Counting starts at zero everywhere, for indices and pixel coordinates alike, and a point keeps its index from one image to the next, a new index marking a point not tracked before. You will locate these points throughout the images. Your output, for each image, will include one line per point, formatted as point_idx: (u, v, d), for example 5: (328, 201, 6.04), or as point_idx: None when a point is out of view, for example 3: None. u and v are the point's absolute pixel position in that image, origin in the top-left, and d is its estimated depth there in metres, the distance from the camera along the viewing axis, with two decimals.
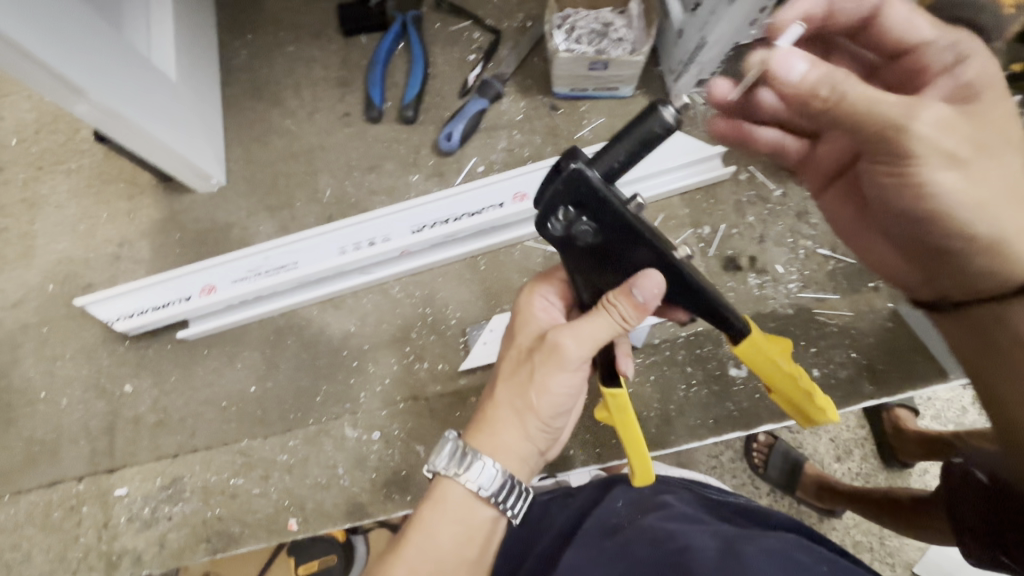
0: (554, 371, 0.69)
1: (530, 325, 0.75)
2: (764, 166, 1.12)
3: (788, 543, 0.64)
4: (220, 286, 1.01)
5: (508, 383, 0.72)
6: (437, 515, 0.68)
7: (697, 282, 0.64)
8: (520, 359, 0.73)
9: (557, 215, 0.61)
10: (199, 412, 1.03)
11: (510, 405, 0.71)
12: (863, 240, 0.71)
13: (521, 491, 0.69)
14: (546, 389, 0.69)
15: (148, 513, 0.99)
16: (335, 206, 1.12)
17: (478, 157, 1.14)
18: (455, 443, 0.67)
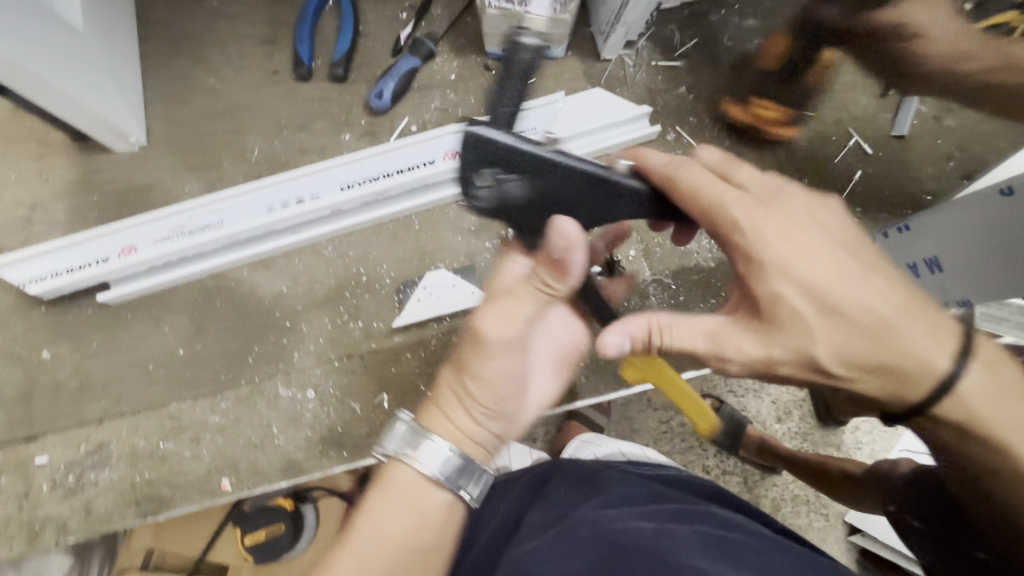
0: (513, 356, 0.69)
1: (497, 321, 0.67)
2: (689, 127, 1.16)
3: (713, 523, 0.75)
4: (140, 247, 0.98)
5: (454, 365, 0.70)
6: (383, 504, 0.66)
7: (635, 204, 0.65)
8: (472, 350, 0.68)
9: (477, 180, 0.60)
10: (124, 375, 1.00)
11: (457, 397, 0.69)
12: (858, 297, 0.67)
13: (479, 474, 0.68)
14: (503, 371, 0.69)
15: (73, 480, 0.96)
16: (264, 165, 1.10)
17: (412, 116, 1.14)
18: (408, 424, 0.67)
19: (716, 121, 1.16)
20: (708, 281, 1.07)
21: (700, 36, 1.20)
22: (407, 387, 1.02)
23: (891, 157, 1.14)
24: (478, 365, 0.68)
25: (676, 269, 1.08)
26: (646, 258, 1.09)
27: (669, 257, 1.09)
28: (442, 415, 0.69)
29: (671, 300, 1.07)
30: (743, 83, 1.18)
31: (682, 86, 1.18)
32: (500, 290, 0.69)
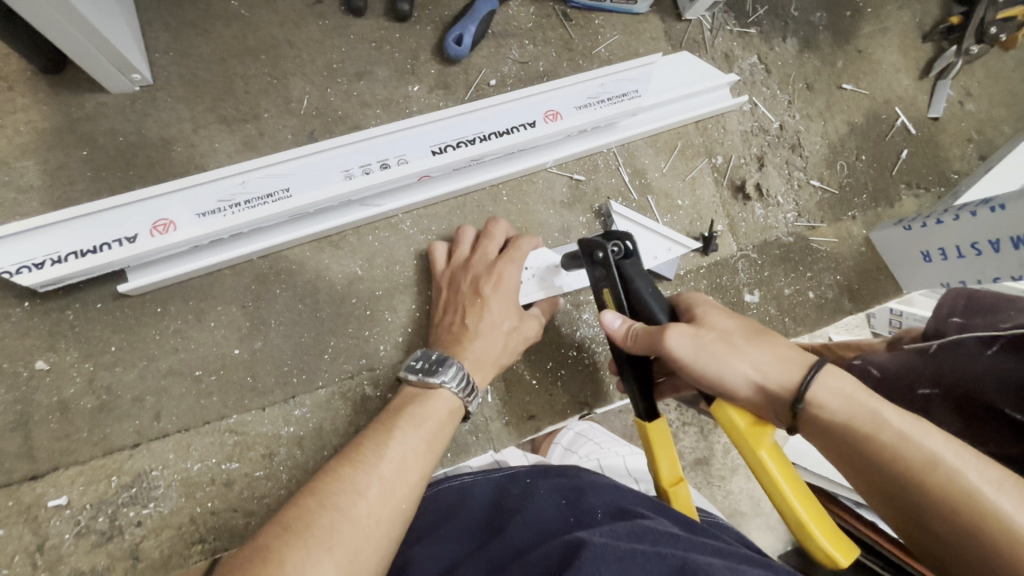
0: (529, 320, 0.87)
1: (507, 269, 0.85)
2: (764, 98, 1.14)
3: (711, 550, 0.58)
4: (178, 222, 0.76)
5: (475, 330, 0.82)
6: (424, 422, 0.72)
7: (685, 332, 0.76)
8: (508, 312, 0.84)
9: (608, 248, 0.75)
10: (162, 386, 0.79)
11: (478, 352, 0.80)
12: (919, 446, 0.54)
13: (473, 393, 0.78)
14: (524, 334, 0.85)
15: (107, 523, 0.76)
16: (316, 119, 0.90)
17: (489, 69, 0.99)
18: (436, 352, 0.79)
19: (786, 94, 1.16)
20: (786, 255, 1.10)
21: (770, 3, 1.17)
22: (510, 376, 0.93)
23: (925, 137, 1.23)
24: (500, 309, 0.83)
25: (759, 243, 1.09)
26: (732, 232, 1.08)
27: (752, 231, 1.09)
28: (472, 351, 0.80)
29: (758, 275, 1.08)
30: (808, 57, 1.18)
31: (755, 55, 1.15)
32: (508, 269, 0.85)
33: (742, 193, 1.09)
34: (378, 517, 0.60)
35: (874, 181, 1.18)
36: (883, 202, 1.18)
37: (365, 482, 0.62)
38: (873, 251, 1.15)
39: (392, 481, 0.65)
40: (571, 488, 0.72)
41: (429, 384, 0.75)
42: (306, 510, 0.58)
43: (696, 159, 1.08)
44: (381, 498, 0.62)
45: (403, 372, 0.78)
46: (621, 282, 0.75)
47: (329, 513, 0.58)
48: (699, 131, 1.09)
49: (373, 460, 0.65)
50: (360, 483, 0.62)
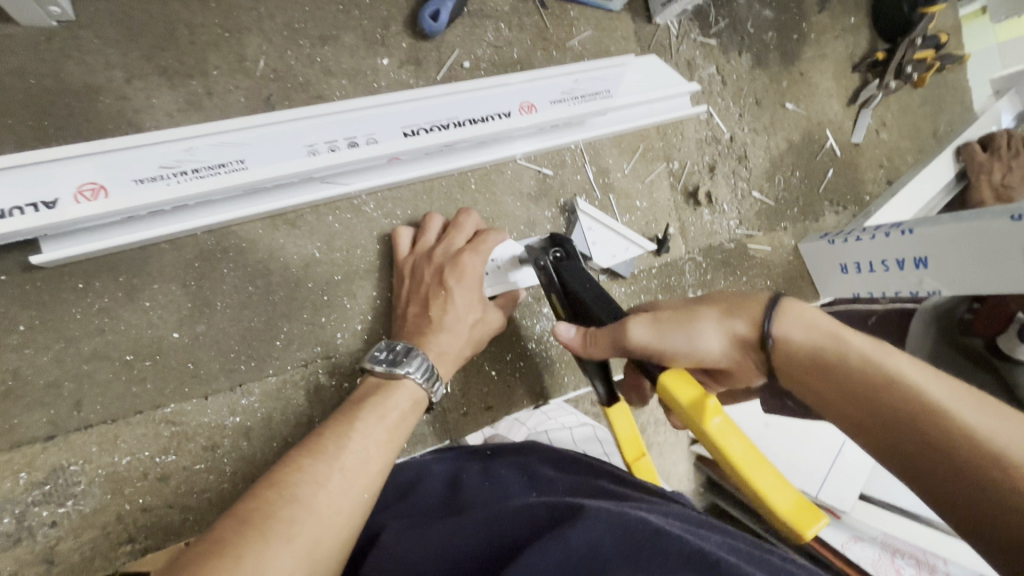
0: (488, 310, 0.85)
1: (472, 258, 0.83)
2: (718, 109, 1.21)
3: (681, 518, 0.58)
4: (110, 187, 0.67)
5: (435, 322, 0.79)
6: (387, 414, 0.67)
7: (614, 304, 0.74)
8: (468, 304, 0.81)
9: (551, 250, 0.82)
10: (84, 371, 0.70)
11: (440, 346, 0.77)
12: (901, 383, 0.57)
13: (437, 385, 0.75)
14: (483, 326, 0.84)
15: (15, 524, 0.67)
16: (273, 83, 0.81)
17: (463, 50, 0.95)
18: (397, 346, 0.74)
19: (737, 107, 1.23)
20: (727, 259, 1.18)
21: (730, 17, 1.23)
22: (469, 366, 0.93)
23: (847, 160, 1.37)
24: (463, 301, 0.81)
25: (705, 247, 1.16)
26: (682, 235, 1.14)
27: (700, 235, 1.16)
28: (432, 346, 0.77)
29: (701, 277, 1.15)
30: (759, 74, 1.26)
31: (714, 66, 1.20)
32: (471, 260, 0.82)
33: (694, 198, 1.15)
34: (341, 506, 0.56)
35: (804, 197, 1.30)
36: (810, 216, 1.30)
37: (331, 468, 0.58)
38: (798, 259, 1.27)
39: (355, 465, 0.60)
40: (521, 463, 0.76)
41: (393, 374, 0.71)
42: (268, 503, 0.52)
43: (655, 162, 1.12)
44: (344, 484, 0.58)
45: (366, 363, 0.73)
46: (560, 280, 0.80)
47: (288, 504, 0.53)
48: (660, 135, 1.13)
49: (333, 451, 0.60)
50: (321, 473, 0.57)
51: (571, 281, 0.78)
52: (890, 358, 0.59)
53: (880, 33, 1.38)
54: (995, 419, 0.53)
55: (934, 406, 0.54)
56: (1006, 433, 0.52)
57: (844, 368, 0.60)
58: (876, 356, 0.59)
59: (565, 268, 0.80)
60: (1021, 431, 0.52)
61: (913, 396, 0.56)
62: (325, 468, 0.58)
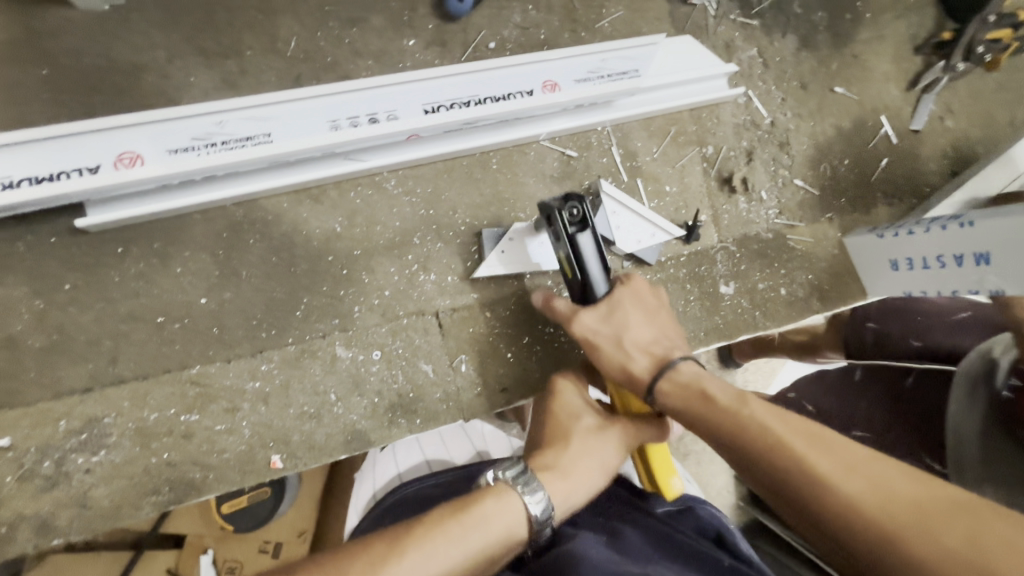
0: (621, 446, 0.74)
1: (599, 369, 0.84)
2: (759, 93, 1.15)
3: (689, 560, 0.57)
4: (146, 156, 0.71)
5: (563, 421, 0.75)
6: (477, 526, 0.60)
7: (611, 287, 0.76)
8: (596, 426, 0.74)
9: (568, 211, 0.75)
10: (119, 330, 0.75)
11: (560, 441, 0.73)
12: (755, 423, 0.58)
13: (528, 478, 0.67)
14: (610, 463, 0.72)
15: (53, 469, 0.72)
16: (303, 63, 0.84)
17: (489, 31, 0.95)
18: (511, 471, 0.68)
19: (780, 91, 1.16)
20: (764, 250, 1.12)
21: None
22: (485, 347, 0.92)
23: (905, 149, 1.26)
24: (601, 419, 0.75)
25: (740, 236, 1.10)
26: (715, 223, 1.09)
27: (734, 224, 1.10)
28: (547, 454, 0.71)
29: (735, 268, 1.09)
30: (805, 56, 1.19)
31: (755, 48, 1.15)
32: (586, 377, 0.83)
33: (728, 185, 1.10)
34: (502, 527, 0.61)
35: (854, 187, 1.21)
36: (860, 208, 1.21)
37: (503, 496, 0.64)
38: (844, 253, 1.18)
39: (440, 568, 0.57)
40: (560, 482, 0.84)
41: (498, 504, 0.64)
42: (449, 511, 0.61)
43: (687, 147, 1.08)
44: (514, 509, 0.63)
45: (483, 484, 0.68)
46: (573, 248, 0.75)
47: (463, 515, 0.61)
48: (693, 119, 1.08)
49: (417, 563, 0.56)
50: (502, 495, 0.64)
51: (584, 257, 0.75)
52: (745, 404, 0.61)
53: (945, 12, 1.27)
54: (828, 449, 0.54)
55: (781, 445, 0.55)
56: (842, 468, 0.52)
57: (717, 420, 0.61)
58: (740, 402, 0.61)
59: (580, 238, 0.74)
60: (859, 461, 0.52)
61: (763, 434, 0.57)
62: (506, 493, 0.64)
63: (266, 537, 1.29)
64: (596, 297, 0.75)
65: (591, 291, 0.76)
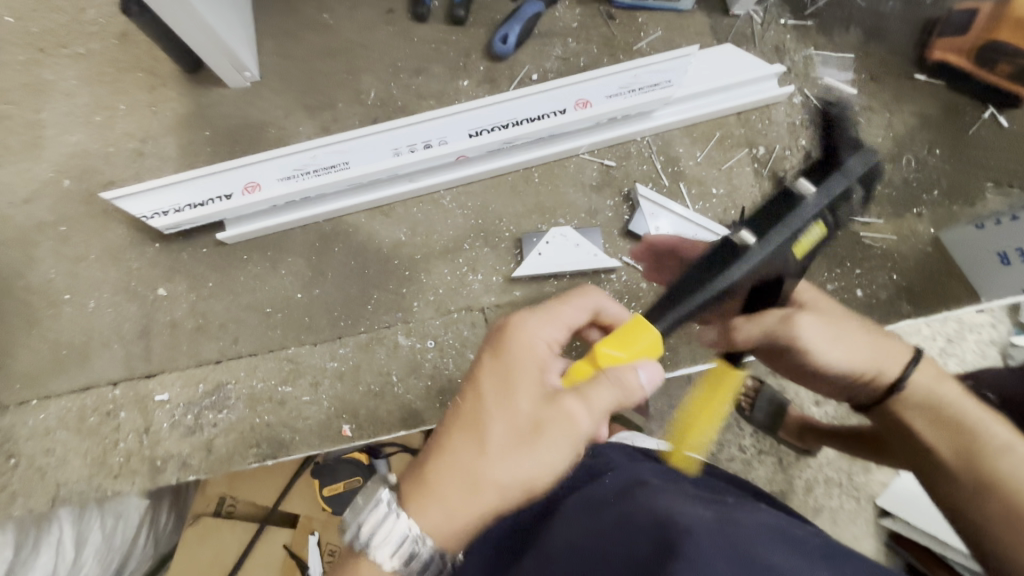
0: (557, 442, 0.57)
1: (530, 353, 0.62)
2: (819, 90, 1.11)
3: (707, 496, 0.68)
4: (262, 184, 0.95)
5: (460, 429, 0.59)
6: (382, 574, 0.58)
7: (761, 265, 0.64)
8: (513, 428, 0.58)
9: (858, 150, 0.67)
10: (241, 317, 0.98)
11: (454, 453, 0.58)
12: (558, 449, 0.57)
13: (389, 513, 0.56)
14: (526, 468, 0.56)
15: (192, 420, 0.95)
16: (380, 108, 1.06)
17: (532, 64, 1.09)
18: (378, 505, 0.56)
19: (845, 85, 1.11)
20: (832, 249, 1.05)
21: None
22: None
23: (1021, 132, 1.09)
24: (512, 428, 0.58)
25: None
26: None
27: None
28: (442, 474, 0.57)
29: None
30: (874, 47, 1.13)
31: (812, 47, 1.12)
32: (494, 346, 0.64)
33: (785, 184, 1.06)
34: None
35: (949, 177, 1.08)
36: (960, 200, 1.08)
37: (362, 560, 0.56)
38: (940, 250, 1.06)
39: None
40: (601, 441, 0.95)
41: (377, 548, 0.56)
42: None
43: (736, 149, 1.08)
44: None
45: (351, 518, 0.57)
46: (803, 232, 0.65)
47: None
48: (741, 122, 1.09)
49: None
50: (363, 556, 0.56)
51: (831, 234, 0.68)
52: (573, 428, 0.57)
53: None
54: (564, 454, 0.57)
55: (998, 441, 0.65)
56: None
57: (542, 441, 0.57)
58: (566, 417, 0.57)
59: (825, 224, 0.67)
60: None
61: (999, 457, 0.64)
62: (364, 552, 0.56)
63: None
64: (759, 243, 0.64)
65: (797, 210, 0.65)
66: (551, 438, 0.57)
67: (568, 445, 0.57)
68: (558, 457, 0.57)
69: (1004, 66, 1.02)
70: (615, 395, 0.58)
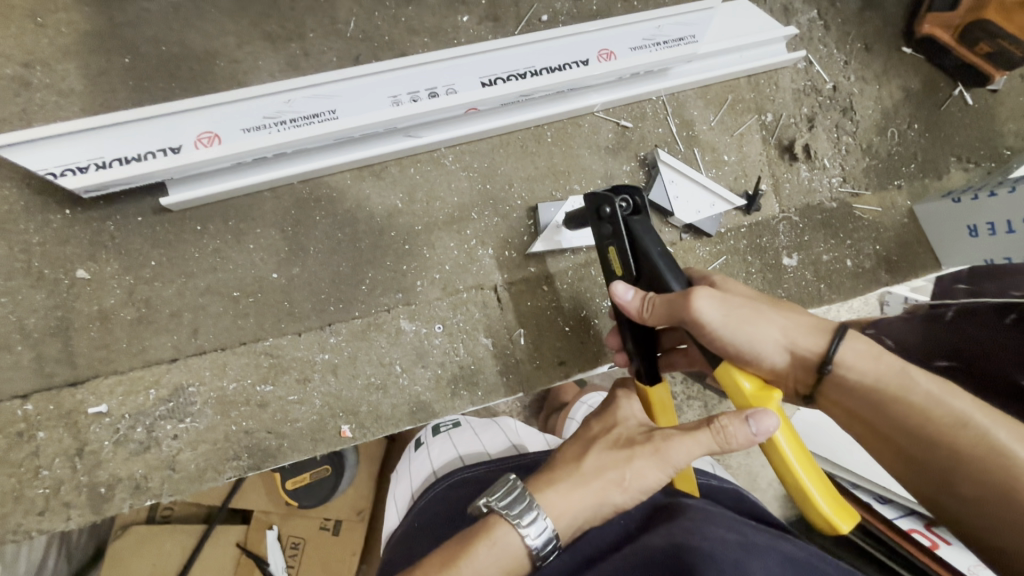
0: (654, 462, 0.61)
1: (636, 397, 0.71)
2: (820, 56, 1.10)
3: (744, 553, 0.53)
4: (223, 136, 0.74)
5: (578, 441, 0.67)
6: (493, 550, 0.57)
7: (650, 262, 0.69)
8: (613, 442, 0.65)
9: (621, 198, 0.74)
10: (200, 303, 0.79)
11: (567, 457, 0.65)
12: (662, 459, 0.61)
13: (512, 487, 0.61)
14: (636, 475, 0.61)
15: (144, 434, 0.76)
16: (362, 43, 0.86)
17: (541, 3, 0.94)
18: (512, 483, 0.61)
19: (843, 53, 1.11)
20: (828, 221, 1.08)
21: None
22: (543, 320, 0.91)
23: (982, 110, 1.17)
24: (615, 441, 0.65)
25: (802, 206, 1.06)
26: (776, 193, 1.05)
27: (795, 193, 1.06)
28: (555, 472, 0.64)
29: (798, 239, 1.05)
30: (869, 17, 1.13)
31: (816, 10, 1.10)
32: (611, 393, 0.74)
33: (789, 153, 1.06)
34: (498, 568, 0.56)
35: (924, 151, 1.14)
36: (931, 174, 1.15)
37: (495, 537, 0.57)
38: (915, 222, 1.13)
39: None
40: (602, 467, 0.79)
41: (502, 522, 0.58)
42: (445, 555, 0.57)
43: (746, 115, 1.04)
44: (507, 551, 0.57)
45: (480, 501, 0.60)
46: (630, 241, 0.71)
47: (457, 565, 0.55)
48: (750, 86, 1.05)
49: None
50: (494, 532, 0.58)
51: (641, 248, 0.70)
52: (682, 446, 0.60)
53: None
54: (667, 467, 0.61)
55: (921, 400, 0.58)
56: (987, 414, 0.55)
57: (648, 451, 0.61)
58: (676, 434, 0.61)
59: (636, 223, 0.71)
60: (979, 406, 0.56)
61: (942, 413, 0.56)
62: (498, 529, 0.58)
63: (325, 514, 1.22)
64: (644, 254, 0.70)
65: (668, 283, 0.68)
66: (661, 451, 0.61)
67: (677, 459, 0.60)
68: (662, 469, 0.61)
69: (984, 46, 1.06)
70: (727, 437, 0.58)
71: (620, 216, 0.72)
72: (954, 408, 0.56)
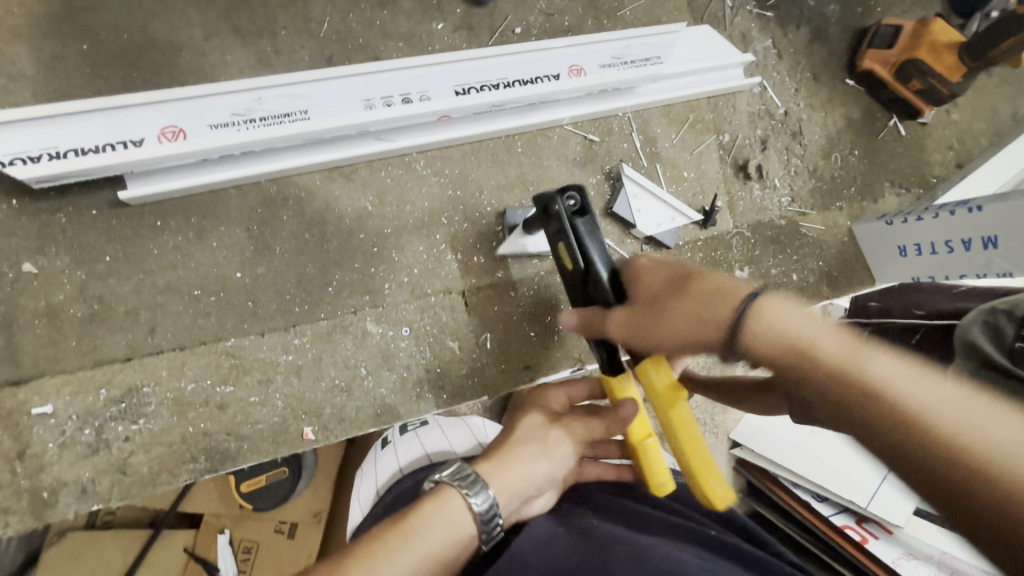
0: (569, 440, 0.69)
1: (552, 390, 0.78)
2: (773, 83, 1.17)
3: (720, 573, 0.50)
4: (188, 131, 0.73)
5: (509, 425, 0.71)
6: (436, 518, 0.57)
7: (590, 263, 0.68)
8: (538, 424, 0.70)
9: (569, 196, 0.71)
10: (158, 302, 0.77)
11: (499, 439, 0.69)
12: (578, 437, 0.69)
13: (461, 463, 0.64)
14: (556, 450, 0.68)
15: (93, 436, 0.73)
16: (335, 44, 0.86)
17: (515, 16, 0.96)
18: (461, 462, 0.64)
19: (794, 81, 1.19)
20: (777, 237, 1.15)
21: None
22: (509, 325, 0.93)
23: (913, 141, 1.28)
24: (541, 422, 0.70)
25: (754, 222, 1.13)
26: (730, 209, 1.12)
27: (748, 210, 1.13)
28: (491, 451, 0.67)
29: (749, 253, 1.12)
30: (818, 48, 1.21)
31: (770, 39, 1.17)
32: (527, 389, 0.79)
33: (743, 172, 1.12)
34: (445, 533, 0.56)
35: (863, 175, 1.24)
36: (868, 197, 1.24)
37: (444, 499, 0.58)
38: (853, 240, 1.22)
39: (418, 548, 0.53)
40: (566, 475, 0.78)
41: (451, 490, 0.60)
42: (389, 520, 0.56)
43: (705, 134, 1.10)
44: (455, 514, 0.58)
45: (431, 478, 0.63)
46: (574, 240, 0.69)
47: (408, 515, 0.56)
48: (710, 107, 1.11)
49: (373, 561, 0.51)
50: (443, 495, 0.59)
51: (583, 247, 0.68)
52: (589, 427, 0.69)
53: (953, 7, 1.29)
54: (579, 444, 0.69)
55: (865, 378, 0.47)
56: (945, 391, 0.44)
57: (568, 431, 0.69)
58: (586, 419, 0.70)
59: (581, 223, 0.69)
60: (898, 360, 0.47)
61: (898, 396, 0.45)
62: (446, 492, 0.59)
63: (281, 517, 1.19)
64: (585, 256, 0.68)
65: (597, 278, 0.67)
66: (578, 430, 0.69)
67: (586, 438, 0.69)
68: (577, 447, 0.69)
69: (916, 83, 1.16)
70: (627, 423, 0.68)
71: (564, 215, 0.70)
72: (875, 365, 0.47)
